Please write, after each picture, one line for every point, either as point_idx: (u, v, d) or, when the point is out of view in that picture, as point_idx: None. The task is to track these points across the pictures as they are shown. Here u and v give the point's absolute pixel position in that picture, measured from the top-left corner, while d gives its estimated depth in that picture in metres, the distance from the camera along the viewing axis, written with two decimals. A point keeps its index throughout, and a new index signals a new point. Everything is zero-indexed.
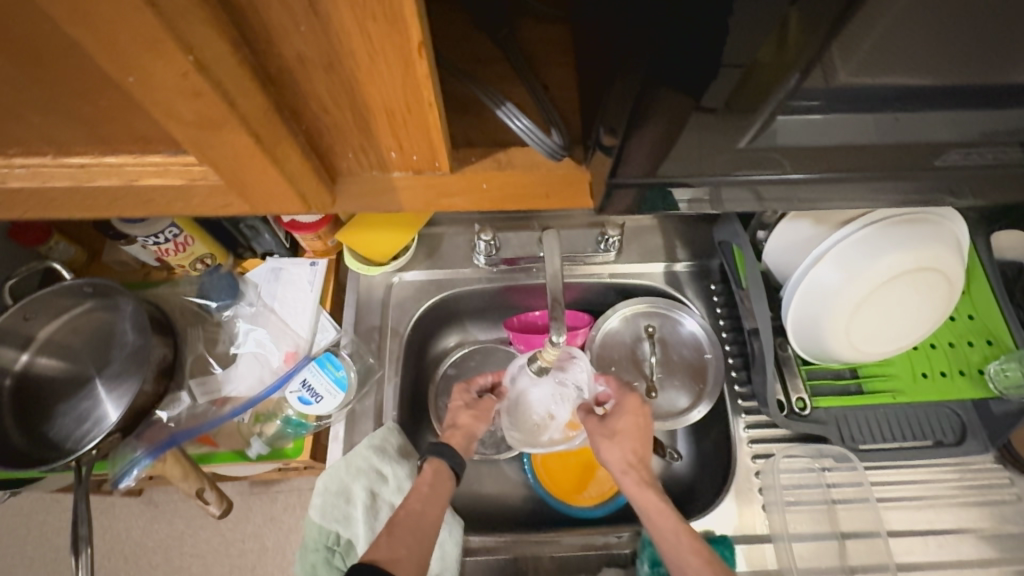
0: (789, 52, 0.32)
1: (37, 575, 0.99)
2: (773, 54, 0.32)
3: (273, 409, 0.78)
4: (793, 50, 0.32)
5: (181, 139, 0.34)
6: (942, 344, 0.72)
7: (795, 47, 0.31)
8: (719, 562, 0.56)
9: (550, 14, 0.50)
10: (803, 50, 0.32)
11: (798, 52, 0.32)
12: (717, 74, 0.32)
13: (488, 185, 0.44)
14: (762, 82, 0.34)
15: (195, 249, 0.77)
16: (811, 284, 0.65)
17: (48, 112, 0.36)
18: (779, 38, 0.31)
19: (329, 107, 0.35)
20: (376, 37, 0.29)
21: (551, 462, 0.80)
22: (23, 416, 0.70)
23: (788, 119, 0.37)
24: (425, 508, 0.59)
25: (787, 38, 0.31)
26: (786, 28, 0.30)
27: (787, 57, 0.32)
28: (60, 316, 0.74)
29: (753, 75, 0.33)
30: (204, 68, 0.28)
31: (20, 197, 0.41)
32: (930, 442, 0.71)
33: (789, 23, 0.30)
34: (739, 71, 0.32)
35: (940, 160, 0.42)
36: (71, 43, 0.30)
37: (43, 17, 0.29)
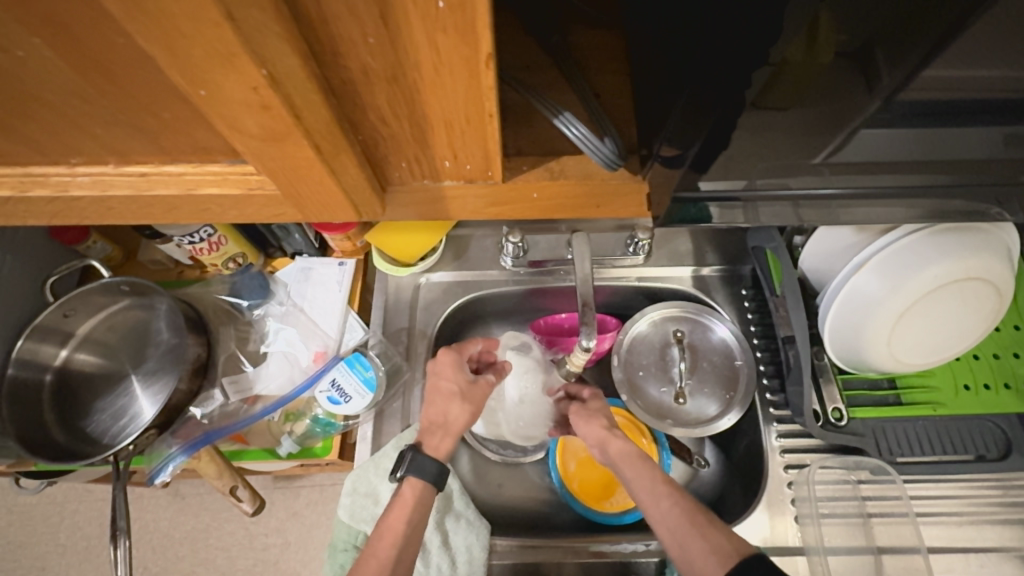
0: (821, 52, 0.30)
1: (70, 561, 1.02)
2: (802, 54, 0.30)
3: (303, 408, 0.79)
4: (825, 49, 0.30)
5: (243, 148, 0.34)
6: (985, 356, 0.70)
7: (827, 48, 0.29)
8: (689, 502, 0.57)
9: (597, 19, 0.49)
10: (841, 47, 0.29)
11: (832, 50, 0.30)
12: (753, 72, 0.31)
13: (538, 195, 0.43)
14: (842, 96, 0.33)
15: (228, 249, 0.78)
16: (852, 293, 0.63)
17: (115, 126, 0.37)
18: (810, 35, 0.29)
19: (387, 118, 0.35)
20: (444, 50, 0.29)
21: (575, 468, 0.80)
22: (63, 411, 0.72)
23: (876, 133, 0.36)
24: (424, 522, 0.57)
25: (818, 36, 0.29)
26: (817, 28, 0.28)
27: (820, 57, 0.30)
28: (97, 313, 0.75)
29: (824, 86, 0.32)
30: (275, 82, 0.28)
31: (82, 205, 0.42)
32: (971, 456, 0.69)
33: (819, 23, 0.28)
34: (767, 71, 0.31)
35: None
36: (146, 58, 0.31)
37: (119, 33, 0.29)
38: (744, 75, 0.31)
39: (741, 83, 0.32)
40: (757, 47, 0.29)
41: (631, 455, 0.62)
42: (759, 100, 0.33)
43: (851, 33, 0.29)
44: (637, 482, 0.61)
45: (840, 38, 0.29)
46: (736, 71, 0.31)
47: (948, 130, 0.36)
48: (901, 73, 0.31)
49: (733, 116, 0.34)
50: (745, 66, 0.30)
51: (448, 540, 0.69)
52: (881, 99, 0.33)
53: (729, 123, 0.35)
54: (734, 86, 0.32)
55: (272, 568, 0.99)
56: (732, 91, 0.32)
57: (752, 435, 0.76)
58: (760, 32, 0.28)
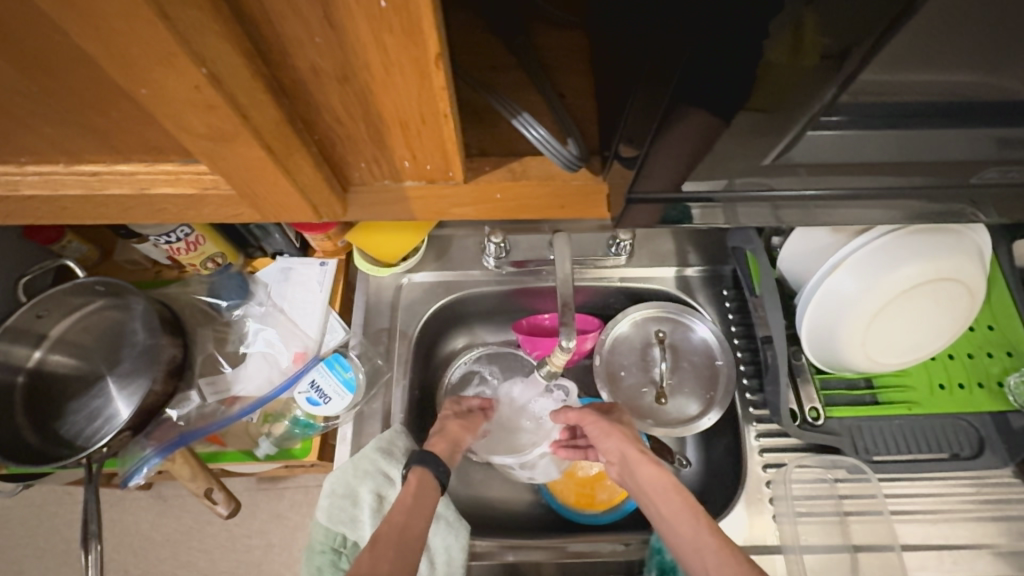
0: (804, 54, 0.30)
1: (48, 566, 1.01)
2: (786, 59, 0.30)
3: (281, 409, 0.79)
4: (814, 56, 0.29)
5: (194, 148, 0.34)
6: (960, 356, 0.71)
7: (810, 53, 0.29)
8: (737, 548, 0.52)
9: (569, 20, 0.49)
10: (824, 52, 0.29)
11: (816, 53, 0.29)
12: (751, 66, 0.30)
13: (501, 196, 0.43)
14: (794, 83, 0.31)
15: (207, 249, 0.77)
16: (824, 293, 0.64)
17: (59, 125, 0.36)
18: (794, 39, 0.29)
19: (343, 119, 0.35)
20: (392, 50, 0.29)
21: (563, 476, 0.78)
22: (35, 414, 0.71)
23: (813, 134, 0.36)
24: (408, 520, 0.57)
25: (801, 39, 0.29)
26: (801, 28, 0.28)
27: (808, 63, 0.30)
28: (72, 313, 0.74)
29: (775, 87, 0.32)
30: (218, 82, 0.28)
31: (35, 203, 0.41)
32: (945, 454, 0.70)
33: (804, 24, 0.28)
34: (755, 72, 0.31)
35: (975, 178, 0.41)
36: (87, 56, 0.30)
37: (55, 30, 0.29)
38: (713, 78, 0.31)
39: (705, 82, 0.32)
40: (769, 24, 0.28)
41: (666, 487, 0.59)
42: (710, 105, 0.33)
43: (836, 37, 0.28)
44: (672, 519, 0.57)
45: (826, 45, 0.29)
46: (712, 69, 0.31)
47: (913, 132, 0.36)
48: (858, 63, 0.30)
49: (703, 112, 0.34)
50: (724, 62, 0.30)
51: (428, 540, 0.69)
52: (837, 91, 0.32)
53: (688, 120, 0.35)
54: (705, 82, 0.32)
55: (255, 571, 0.98)
56: (711, 93, 0.32)
57: (732, 435, 0.77)
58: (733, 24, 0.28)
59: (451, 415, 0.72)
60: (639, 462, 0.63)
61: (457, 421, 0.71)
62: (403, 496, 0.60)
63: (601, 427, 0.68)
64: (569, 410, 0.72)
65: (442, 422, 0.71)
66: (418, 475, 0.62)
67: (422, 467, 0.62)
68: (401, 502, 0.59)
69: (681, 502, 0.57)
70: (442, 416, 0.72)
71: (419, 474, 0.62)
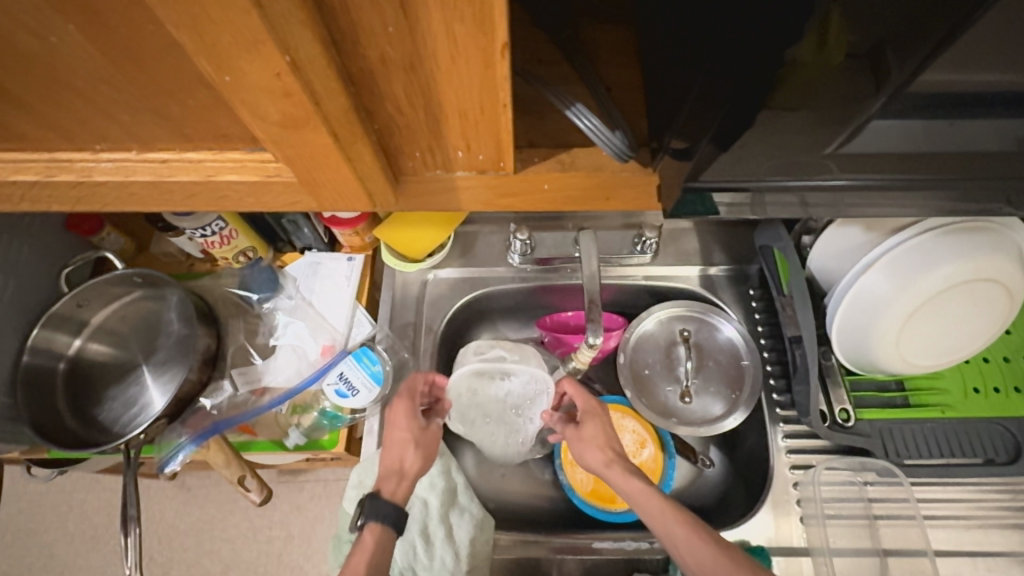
0: (830, 53, 0.30)
1: (77, 551, 1.03)
2: (811, 54, 0.30)
3: (310, 400, 0.80)
4: (836, 48, 0.30)
5: (265, 136, 0.35)
6: (995, 359, 0.69)
7: (836, 48, 0.30)
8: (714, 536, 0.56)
9: (607, 14, 0.49)
10: (851, 49, 0.30)
11: (842, 51, 0.30)
12: (765, 75, 0.31)
13: (549, 186, 0.44)
14: (851, 97, 0.33)
15: (239, 243, 0.79)
16: (860, 292, 0.63)
17: (137, 112, 0.38)
18: (819, 36, 0.29)
19: (404, 108, 0.36)
20: (462, 39, 0.29)
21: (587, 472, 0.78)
22: (75, 400, 0.73)
23: (881, 124, 0.36)
24: None
25: (828, 37, 0.29)
26: (826, 25, 0.28)
27: (830, 57, 0.30)
28: (111, 303, 0.77)
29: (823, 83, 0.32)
30: (297, 69, 0.29)
31: (102, 189, 0.43)
32: (980, 459, 0.68)
33: (829, 20, 0.28)
34: (779, 72, 0.31)
35: None
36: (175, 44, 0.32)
37: (146, 18, 0.30)
38: (748, 73, 0.31)
39: (754, 82, 0.32)
40: (775, 47, 0.29)
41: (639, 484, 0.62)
42: (766, 105, 0.33)
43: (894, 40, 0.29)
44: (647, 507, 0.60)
45: (850, 41, 0.29)
46: (751, 75, 0.31)
47: (959, 125, 0.36)
48: (907, 78, 0.31)
49: (746, 113, 0.34)
50: (737, 67, 0.31)
51: (453, 533, 0.70)
52: (887, 98, 0.33)
53: (739, 117, 0.34)
54: (747, 82, 0.32)
55: (276, 561, 1.00)
56: (751, 93, 0.32)
57: (757, 436, 0.76)
58: (753, 27, 0.29)
59: (411, 444, 0.68)
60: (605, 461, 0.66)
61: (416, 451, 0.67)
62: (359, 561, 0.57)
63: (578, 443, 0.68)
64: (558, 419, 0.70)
65: (401, 457, 0.66)
66: (377, 534, 0.60)
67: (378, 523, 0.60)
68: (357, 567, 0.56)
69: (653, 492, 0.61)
70: (400, 444, 0.67)
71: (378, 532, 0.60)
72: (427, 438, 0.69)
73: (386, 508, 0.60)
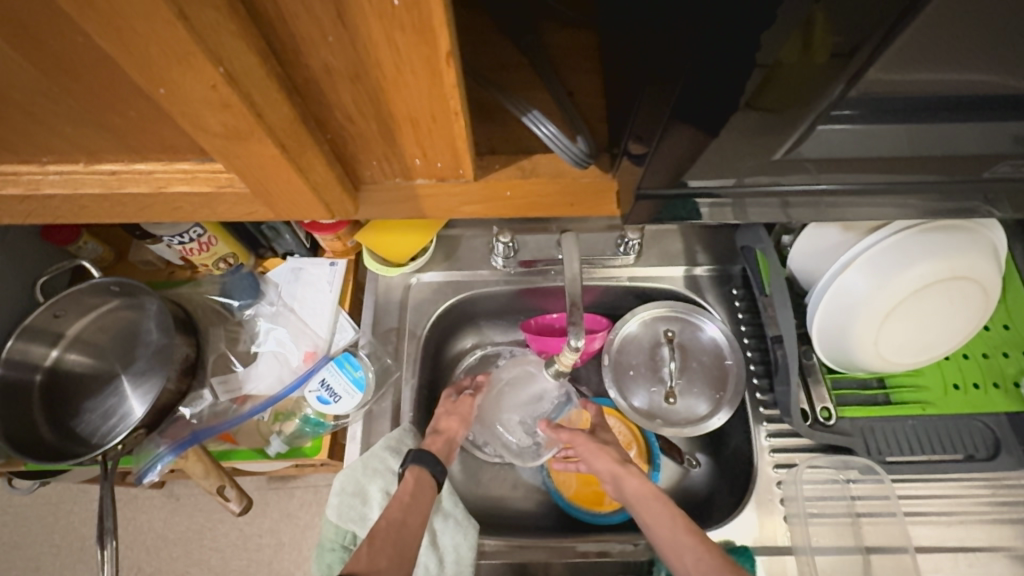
0: (814, 55, 0.30)
1: (63, 563, 1.02)
2: (797, 56, 0.30)
3: (293, 407, 0.80)
4: (820, 50, 0.29)
5: (210, 146, 0.34)
6: (974, 355, 0.70)
7: (821, 51, 0.30)
8: (720, 553, 0.56)
9: (574, 18, 0.50)
10: (835, 49, 0.29)
11: (827, 51, 0.29)
12: (748, 73, 0.31)
13: (512, 194, 0.44)
14: (794, 80, 0.31)
15: (219, 249, 0.78)
16: (836, 291, 0.63)
17: (80, 124, 0.37)
18: (804, 40, 0.29)
19: (354, 117, 0.35)
20: (404, 48, 0.29)
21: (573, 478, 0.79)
22: (52, 411, 0.72)
23: (826, 129, 0.36)
24: (406, 517, 0.59)
25: (812, 38, 0.29)
26: (811, 27, 0.28)
27: (815, 57, 0.30)
28: (88, 313, 0.76)
29: (778, 76, 0.31)
30: (233, 80, 0.28)
31: (54, 204, 0.42)
32: (959, 455, 0.69)
33: (814, 22, 0.28)
34: (763, 71, 0.31)
35: (990, 171, 0.40)
36: (106, 57, 0.31)
37: (76, 31, 0.30)
38: (727, 78, 0.31)
39: (705, 78, 0.31)
40: (746, 40, 0.29)
41: (649, 496, 0.62)
42: (722, 102, 0.33)
43: (847, 36, 0.29)
44: (656, 524, 0.60)
45: (834, 41, 0.29)
46: (705, 77, 0.31)
47: (922, 126, 0.36)
48: (866, 63, 0.30)
49: (704, 109, 0.34)
50: (707, 65, 0.31)
51: (437, 539, 0.69)
52: (845, 87, 0.32)
53: (695, 110, 0.34)
54: (700, 76, 0.31)
55: (266, 569, 0.99)
56: (712, 85, 0.32)
57: (740, 436, 0.76)
58: (725, 36, 0.29)
59: (445, 412, 0.73)
60: (622, 472, 0.66)
61: (452, 417, 0.72)
62: (402, 493, 0.62)
63: (590, 448, 0.69)
64: (562, 431, 0.72)
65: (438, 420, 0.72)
66: (416, 473, 0.64)
67: (418, 465, 0.64)
68: (398, 499, 0.61)
69: (669, 509, 0.60)
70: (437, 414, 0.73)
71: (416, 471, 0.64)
72: (461, 407, 0.74)
73: (428, 455, 0.65)
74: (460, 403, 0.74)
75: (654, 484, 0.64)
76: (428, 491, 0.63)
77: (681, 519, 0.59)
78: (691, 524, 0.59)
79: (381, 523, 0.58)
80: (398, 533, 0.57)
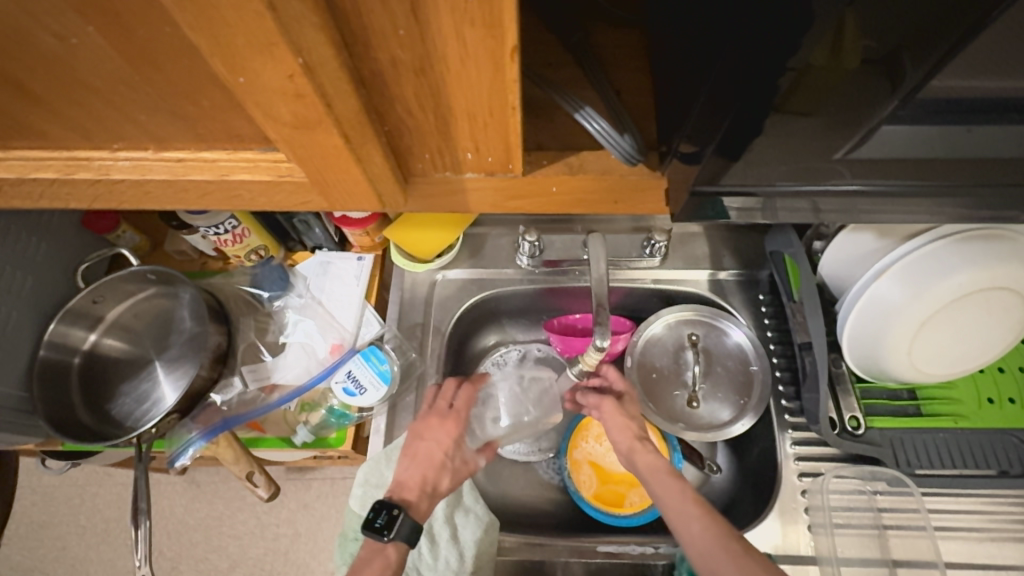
0: (842, 58, 0.29)
1: (88, 543, 1.05)
2: (825, 59, 0.30)
3: (319, 398, 0.81)
4: (851, 56, 0.29)
5: (276, 136, 0.35)
6: (1010, 369, 0.68)
7: (851, 54, 0.29)
8: (724, 523, 0.58)
9: (618, 18, 0.50)
10: (867, 54, 0.29)
11: (857, 56, 0.29)
12: (777, 77, 0.31)
13: (556, 189, 0.44)
14: (829, 83, 0.31)
15: (251, 241, 0.80)
16: (871, 299, 0.62)
17: (152, 111, 0.39)
18: (834, 40, 0.28)
19: (414, 112, 0.36)
20: (471, 43, 0.30)
21: (594, 482, 0.77)
22: (89, 394, 0.74)
23: (892, 129, 0.35)
24: None
25: (841, 40, 0.28)
26: (840, 30, 0.28)
27: (847, 63, 0.30)
28: (126, 300, 0.78)
29: (804, 79, 0.31)
30: (310, 71, 0.29)
31: (120, 188, 0.44)
32: (993, 471, 0.66)
33: (843, 24, 0.28)
34: (790, 75, 0.31)
35: None
36: (191, 47, 0.33)
37: (164, 21, 0.31)
38: (762, 79, 0.32)
39: (764, 83, 0.32)
40: (785, 42, 0.29)
41: (660, 470, 0.64)
42: (777, 105, 0.33)
43: (878, 40, 0.28)
44: (665, 497, 0.62)
45: (864, 44, 0.29)
46: (761, 80, 0.32)
47: (975, 131, 0.35)
48: (922, 80, 0.31)
49: (749, 112, 0.34)
50: (768, 64, 0.31)
51: (457, 533, 0.70)
52: (901, 101, 0.32)
53: (751, 112, 0.34)
54: (760, 77, 0.31)
55: (283, 559, 1.01)
56: (765, 86, 0.32)
57: (764, 442, 0.76)
58: (786, 37, 0.29)
59: (444, 466, 0.69)
60: (635, 446, 0.68)
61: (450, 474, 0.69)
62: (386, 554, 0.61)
63: (614, 413, 0.70)
64: (589, 394, 0.74)
65: (437, 480, 0.68)
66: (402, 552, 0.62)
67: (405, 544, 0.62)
68: None
69: (679, 485, 0.62)
70: (434, 469, 0.68)
71: (401, 548, 0.62)
72: (461, 463, 0.70)
73: (407, 524, 0.62)
74: (461, 463, 0.71)
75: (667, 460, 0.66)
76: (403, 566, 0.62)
77: (692, 496, 0.61)
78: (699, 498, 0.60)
79: None
80: None
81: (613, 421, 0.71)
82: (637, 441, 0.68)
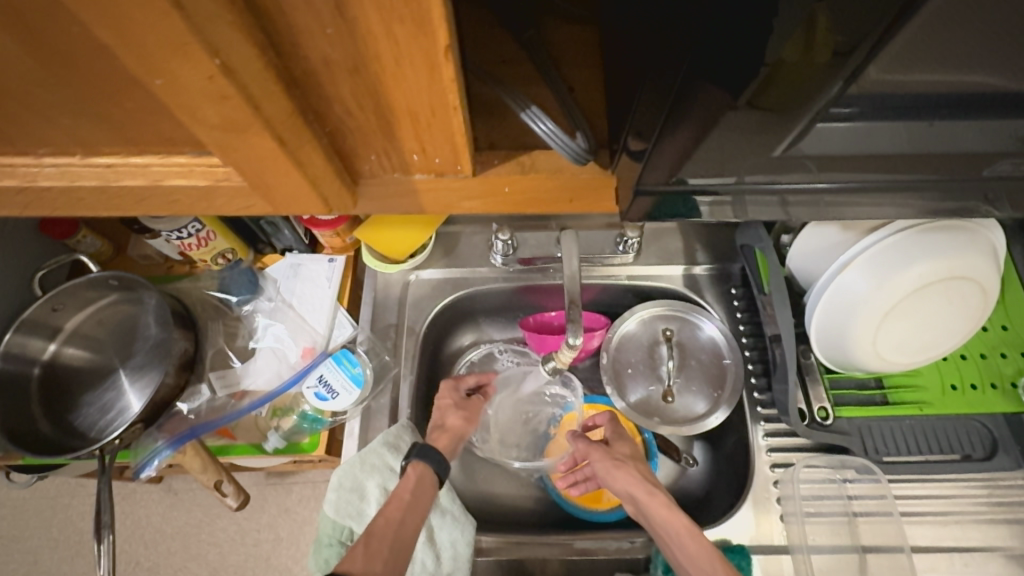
0: (816, 53, 0.29)
1: (61, 557, 1.02)
2: (799, 55, 0.29)
3: (290, 403, 0.80)
4: (823, 49, 0.29)
5: (206, 139, 0.34)
6: (972, 355, 0.70)
7: (824, 49, 0.29)
8: None
9: (575, 15, 0.50)
10: (836, 48, 0.29)
11: (827, 51, 0.29)
12: (749, 74, 0.31)
13: (510, 189, 0.44)
14: (794, 79, 0.31)
15: (217, 245, 0.77)
16: (836, 291, 0.63)
17: (77, 115, 0.37)
18: (807, 39, 0.28)
19: (353, 111, 0.35)
20: (403, 41, 0.29)
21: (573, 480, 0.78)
22: (48, 405, 0.72)
23: (823, 128, 0.35)
24: (405, 518, 0.60)
25: (814, 38, 0.28)
26: (813, 24, 0.28)
27: (817, 57, 0.29)
28: (86, 307, 0.76)
29: (779, 75, 0.30)
30: (230, 71, 0.28)
31: (50, 196, 0.42)
32: (957, 455, 0.69)
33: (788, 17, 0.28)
34: (765, 70, 0.30)
35: (990, 170, 0.39)
36: (103, 48, 0.31)
37: (70, 21, 0.30)
38: (726, 79, 0.31)
39: (706, 81, 0.32)
40: (753, 43, 0.29)
41: (678, 529, 0.60)
42: (713, 102, 0.33)
43: (849, 35, 0.28)
44: (689, 561, 0.58)
45: (836, 39, 0.28)
46: (698, 77, 0.32)
47: (925, 126, 0.35)
48: (865, 60, 0.30)
49: (708, 109, 0.34)
50: (715, 61, 0.30)
51: (434, 535, 0.69)
52: (845, 84, 0.31)
53: (695, 110, 0.34)
54: (707, 71, 0.31)
55: (264, 564, 0.99)
56: (709, 81, 0.32)
57: (738, 433, 0.77)
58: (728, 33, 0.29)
59: (453, 407, 0.73)
60: (645, 497, 0.64)
61: (458, 413, 0.72)
62: (401, 492, 0.62)
63: (607, 463, 0.68)
64: (580, 442, 0.72)
65: (444, 417, 0.72)
66: (419, 472, 0.64)
67: (423, 462, 0.64)
68: (399, 497, 0.61)
69: (699, 543, 0.58)
70: (442, 408, 0.73)
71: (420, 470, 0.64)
72: (470, 404, 0.74)
73: (432, 453, 0.65)
74: (470, 402, 0.74)
75: (683, 512, 0.62)
76: (429, 490, 0.64)
77: (716, 556, 0.57)
78: (724, 560, 0.57)
79: (378, 521, 0.59)
80: (395, 532, 0.59)
81: (613, 469, 0.68)
82: (647, 490, 0.64)
